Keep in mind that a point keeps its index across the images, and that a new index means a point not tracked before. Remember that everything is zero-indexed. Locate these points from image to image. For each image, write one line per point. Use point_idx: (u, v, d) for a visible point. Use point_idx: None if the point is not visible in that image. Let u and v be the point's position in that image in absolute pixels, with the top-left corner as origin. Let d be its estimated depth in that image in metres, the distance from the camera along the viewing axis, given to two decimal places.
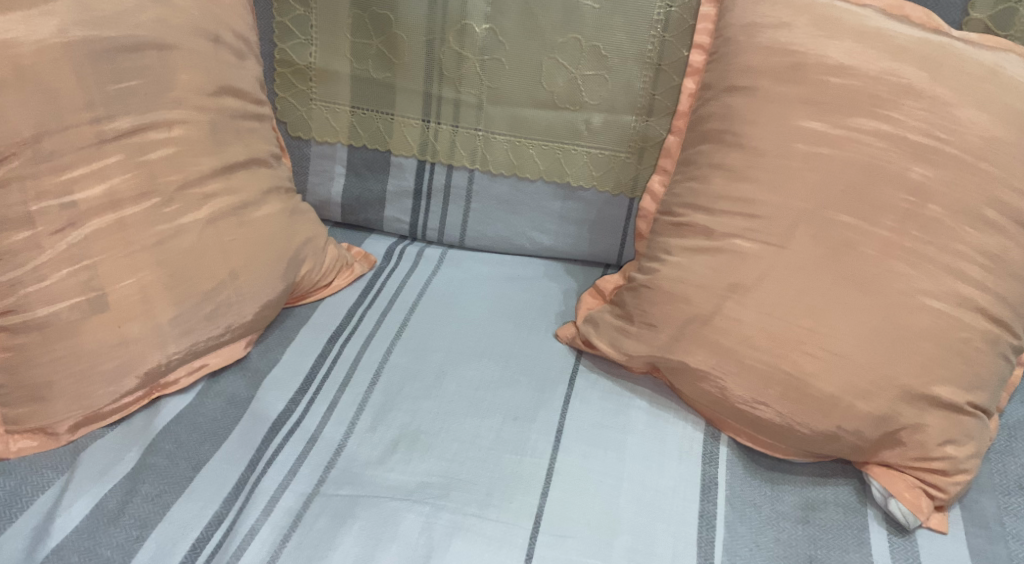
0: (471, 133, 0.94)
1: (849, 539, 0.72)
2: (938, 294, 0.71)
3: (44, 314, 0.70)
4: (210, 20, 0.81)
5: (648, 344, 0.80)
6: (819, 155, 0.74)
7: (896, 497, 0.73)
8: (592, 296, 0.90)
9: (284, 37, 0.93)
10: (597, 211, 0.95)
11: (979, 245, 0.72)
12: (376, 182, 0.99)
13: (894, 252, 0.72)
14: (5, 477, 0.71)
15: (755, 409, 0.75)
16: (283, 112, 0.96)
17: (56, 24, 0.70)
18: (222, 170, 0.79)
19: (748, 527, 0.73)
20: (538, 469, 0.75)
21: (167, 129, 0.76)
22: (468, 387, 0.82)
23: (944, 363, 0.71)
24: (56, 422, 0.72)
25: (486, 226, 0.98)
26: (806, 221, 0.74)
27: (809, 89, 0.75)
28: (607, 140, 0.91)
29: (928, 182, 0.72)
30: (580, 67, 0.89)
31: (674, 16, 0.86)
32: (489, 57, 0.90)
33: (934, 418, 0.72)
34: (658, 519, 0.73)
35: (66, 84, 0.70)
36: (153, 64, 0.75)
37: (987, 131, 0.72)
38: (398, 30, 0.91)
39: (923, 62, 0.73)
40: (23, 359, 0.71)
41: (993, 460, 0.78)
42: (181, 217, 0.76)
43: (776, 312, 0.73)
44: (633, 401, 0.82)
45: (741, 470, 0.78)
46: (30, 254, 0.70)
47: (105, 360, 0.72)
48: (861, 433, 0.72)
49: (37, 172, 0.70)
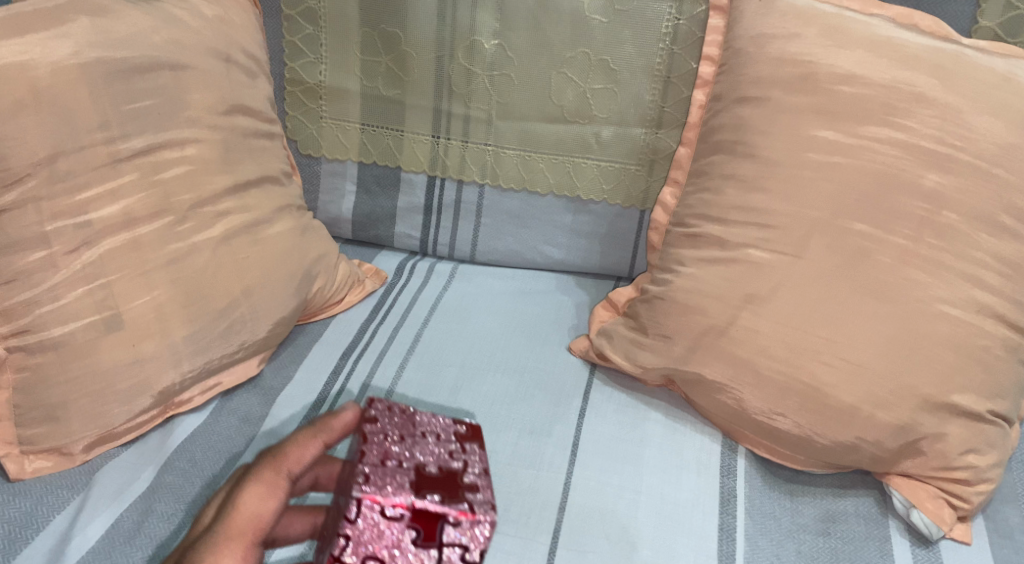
0: (481, 149, 0.94)
1: (872, 550, 0.72)
2: (956, 301, 0.71)
3: (59, 333, 0.70)
4: (222, 40, 0.81)
5: (663, 356, 0.79)
6: (833, 164, 0.74)
7: (918, 508, 0.72)
8: (605, 308, 0.89)
9: (295, 56, 0.94)
10: (608, 224, 0.95)
11: (996, 251, 0.71)
12: (386, 199, 0.99)
13: (911, 260, 0.71)
14: (20, 499, 0.70)
15: (772, 420, 0.74)
16: (293, 130, 0.97)
17: (72, 45, 0.70)
18: (235, 188, 0.80)
19: (769, 540, 0.72)
20: (554, 484, 0.74)
21: (180, 148, 0.76)
22: (483, 401, 0.81)
23: (964, 370, 0.71)
24: (71, 442, 0.72)
25: (497, 240, 0.98)
26: (821, 231, 0.73)
27: (820, 98, 0.75)
28: (617, 153, 0.91)
29: (942, 189, 0.71)
30: (590, 81, 0.89)
31: (683, 28, 0.86)
32: (499, 73, 0.90)
33: (955, 427, 0.71)
34: (679, 533, 0.72)
35: (81, 104, 0.70)
36: (167, 84, 0.76)
37: (1001, 138, 0.72)
38: (408, 47, 0.91)
39: (935, 70, 0.73)
40: (38, 379, 0.71)
41: (1015, 470, 0.77)
42: (194, 235, 0.76)
43: (792, 322, 0.73)
44: (649, 414, 0.82)
45: (760, 482, 0.77)
46: (45, 274, 0.70)
47: (122, 379, 0.72)
48: (881, 444, 0.72)
49: (52, 193, 0.69)
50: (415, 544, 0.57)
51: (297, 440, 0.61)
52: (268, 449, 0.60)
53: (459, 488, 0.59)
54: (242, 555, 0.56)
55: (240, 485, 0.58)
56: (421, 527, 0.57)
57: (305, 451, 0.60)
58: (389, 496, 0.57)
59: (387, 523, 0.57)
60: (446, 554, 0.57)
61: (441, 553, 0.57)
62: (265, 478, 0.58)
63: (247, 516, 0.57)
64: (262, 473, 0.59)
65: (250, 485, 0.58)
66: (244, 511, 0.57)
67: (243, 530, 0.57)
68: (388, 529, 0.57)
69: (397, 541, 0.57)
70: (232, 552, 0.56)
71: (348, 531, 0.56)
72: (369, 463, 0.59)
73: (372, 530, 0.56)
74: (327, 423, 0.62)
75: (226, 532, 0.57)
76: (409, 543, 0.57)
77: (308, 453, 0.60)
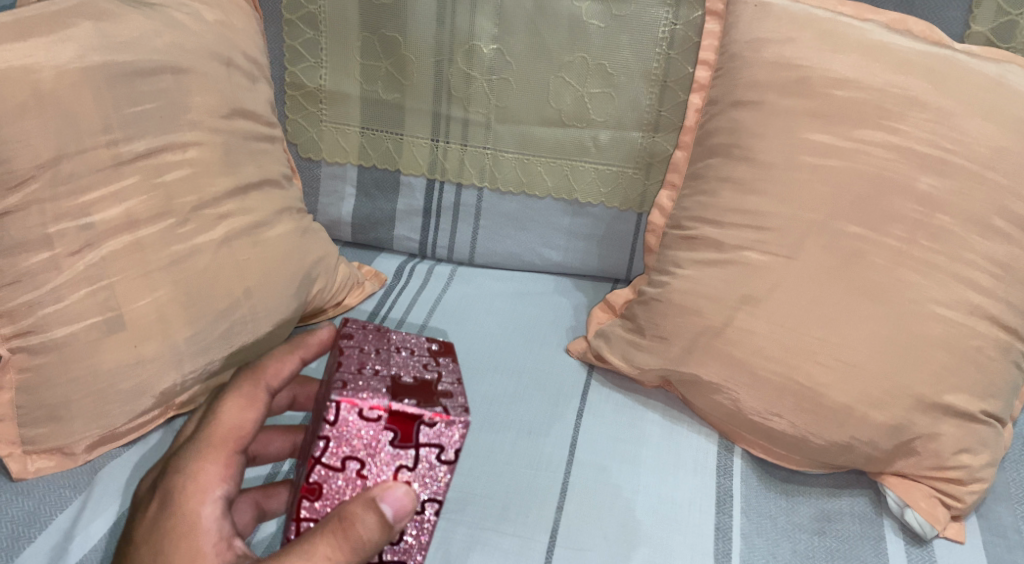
0: (480, 152, 0.95)
1: (867, 549, 0.73)
2: (949, 302, 0.72)
3: (62, 334, 0.71)
4: (223, 44, 0.82)
5: (661, 357, 0.80)
6: (828, 167, 0.75)
7: (912, 507, 0.73)
8: (603, 310, 0.90)
9: (295, 60, 0.95)
10: (605, 227, 0.96)
11: (988, 253, 0.72)
12: (385, 201, 1.00)
13: (905, 261, 0.72)
14: (23, 498, 0.72)
15: (768, 420, 0.75)
16: (293, 133, 0.98)
17: (75, 49, 0.71)
18: (236, 190, 0.80)
19: (765, 539, 0.73)
20: (554, 483, 0.75)
21: (182, 150, 0.77)
22: (481, 401, 0.82)
23: (956, 371, 0.72)
24: (73, 443, 0.74)
25: (495, 243, 0.99)
26: (816, 232, 0.74)
27: (815, 102, 0.76)
28: (614, 156, 0.92)
29: (935, 192, 0.72)
30: (587, 85, 0.90)
31: (679, 33, 0.87)
32: (497, 77, 0.91)
33: (948, 427, 0.72)
34: (675, 531, 0.73)
35: (84, 107, 0.71)
36: (169, 87, 0.76)
37: (994, 142, 0.73)
38: (407, 52, 0.92)
39: (929, 75, 0.74)
40: (42, 379, 0.72)
41: (1008, 470, 0.78)
42: (195, 237, 0.76)
43: (787, 323, 0.74)
44: (646, 414, 0.83)
45: (756, 481, 0.78)
46: (48, 275, 0.71)
47: (123, 380, 0.73)
48: (876, 443, 0.73)
49: (56, 195, 0.70)
50: (392, 445, 0.58)
51: (275, 355, 0.66)
52: (247, 364, 0.65)
53: (435, 394, 0.60)
54: (223, 460, 0.62)
55: (221, 396, 0.64)
56: (398, 430, 0.58)
57: (283, 365, 0.66)
58: (365, 399, 0.57)
59: (363, 425, 0.57)
60: (422, 453, 0.58)
61: (418, 453, 0.58)
62: (244, 393, 0.64)
63: (227, 427, 0.63)
64: (242, 387, 0.64)
65: (230, 397, 0.64)
66: (225, 423, 0.63)
67: (224, 438, 0.63)
68: (365, 431, 0.57)
69: (375, 443, 0.58)
70: (214, 458, 0.62)
71: (327, 434, 0.57)
72: (345, 372, 0.60)
73: (350, 432, 0.57)
74: (303, 340, 0.67)
75: (209, 438, 0.62)
76: (386, 444, 0.58)
77: (286, 366, 0.66)
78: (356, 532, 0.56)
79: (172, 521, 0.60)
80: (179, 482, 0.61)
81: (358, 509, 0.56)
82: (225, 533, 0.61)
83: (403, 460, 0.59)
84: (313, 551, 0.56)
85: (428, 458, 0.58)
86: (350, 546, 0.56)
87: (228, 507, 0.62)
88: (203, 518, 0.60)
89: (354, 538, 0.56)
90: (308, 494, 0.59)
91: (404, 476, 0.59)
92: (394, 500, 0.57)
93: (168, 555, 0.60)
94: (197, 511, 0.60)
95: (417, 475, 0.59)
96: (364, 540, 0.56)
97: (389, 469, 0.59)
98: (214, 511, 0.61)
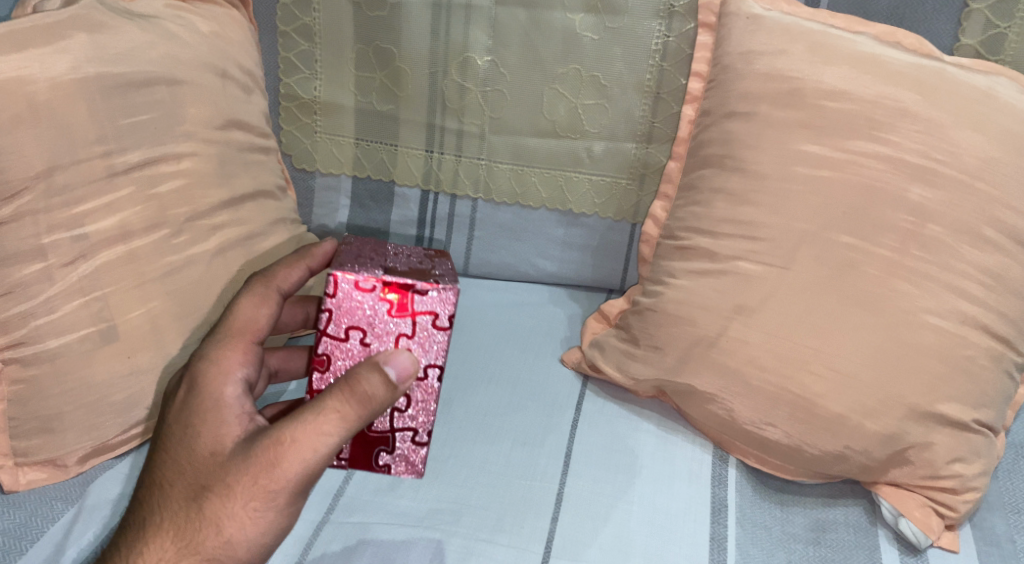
0: (474, 163, 0.95)
1: (861, 557, 0.73)
2: (940, 311, 0.72)
3: (55, 345, 0.71)
4: (218, 55, 0.82)
5: (654, 367, 0.80)
6: (820, 178, 0.75)
7: (906, 517, 0.74)
8: (598, 320, 0.90)
9: (290, 72, 0.94)
10: (599, 237, 0.96)
11: (979, 263, 0.73)
12: (379, 213, 0.99)
13: (897, 271, 0.73)
14: (15, 510, 0.72)
15: (762, 429, 0.76)
16: (289, 145, 0.97)
17: (69, 61, 0.70)
18: (231, 202, 0.81)
19: (760, 549, 0.73)
20: (548, 494, 0.75)
21: (176, 161, 0.77)
22: (477, 412, 0.82)
23: (949, 380, 0.72)
24: (66, 454, 0.74)
25: (491, 253, 1.00)
26: (808, 242, 0.74)
27: (807, 113, 0.76)
28: (609, 168, 0.93)
29: (927, 203, 0.73)
30: (581, 97, 0.90)
31: (672, 45, 0.87)
32: (492, 88, 0.92)
33: (941, 436, 0.73)
34: (670, 542, 0.73)
35: (78, 118, 0.71)
36: (164, 98, 0.76)
37: (984, 153, 0.73)
38: (402, 63, 0.92)
39: (919, 87, 0.75)
40: (34, 391, 0.72)
41: (1002, 479, 0.79)
42: (190, 247, 0.77)
43: (782, 333, 0.74)
44: (641, 424, 0.83)
45: (750, 491, 0.78)
46: (41, 286, 0.70)
47: (116, 391, 0.73)
48: (869, 453, 0.73)
49: (49, 206, 0.70)
50: (390, 314, 0.70)
51: (284, 264, 0.75)
52: (258, 273, 0.74)
53: (429, 274, 0.72)
54: (243, 347, 0.69)
55: (236, 297, 0.71)
56: (393, 301, 0.70)
57: (291, 272, 0.75)
58: (361, 274, 0.70)
59: (363, 297, 0.70)
60: (419, 321, 0.70)
61: (416, 320, 0.70)
62: (257, 293, 0.72)
63: (243, 320, 0.70)
64: (255, 289, 0.72)
65: (245, 296, 0.71)
66: (241, 317, 0.70)
67: (241, 330, 0.70)
68: (365, 301, 0.70)
69: (374, 313, 0.70)
70: (235, 346, 0.69)
71: (329, 306, 0.70)
72: (346, 259, 0.73)
73: (350, 304, 0.70)
74: (310, 251, 0.76)
75: (227, 330, 0.69)
76: (384, 314, 0.70)
77: (294, 272, 0.75)
78: (362, 388, 0.63)
79: (199, 400, 0.66)
80: (203, 367, 0.67)
81: (364, 370, 0.63)
82: (247, 409, 0.66)
83: (403, 329, 0.70)
84: (323, 407, 0.62)
85: (426, 324, 0.70)
86: (357, 400, 0.62)
87: (248, 389, 0.67)
88: (225, 395, 0.66)
89: (360, 394, 0.62)
90: (318, 366, 0.71)
91: (405, 344, 0.70)
92: (398, 364, 0.64)
93: (196, 427, 0.65)
94: (219, 389, 0.66)
95: (417, 342, 0.70)
96: (371, 396, 0.63)
97: (390, 339, 0.70)
98: (236, 389, 0.66)
